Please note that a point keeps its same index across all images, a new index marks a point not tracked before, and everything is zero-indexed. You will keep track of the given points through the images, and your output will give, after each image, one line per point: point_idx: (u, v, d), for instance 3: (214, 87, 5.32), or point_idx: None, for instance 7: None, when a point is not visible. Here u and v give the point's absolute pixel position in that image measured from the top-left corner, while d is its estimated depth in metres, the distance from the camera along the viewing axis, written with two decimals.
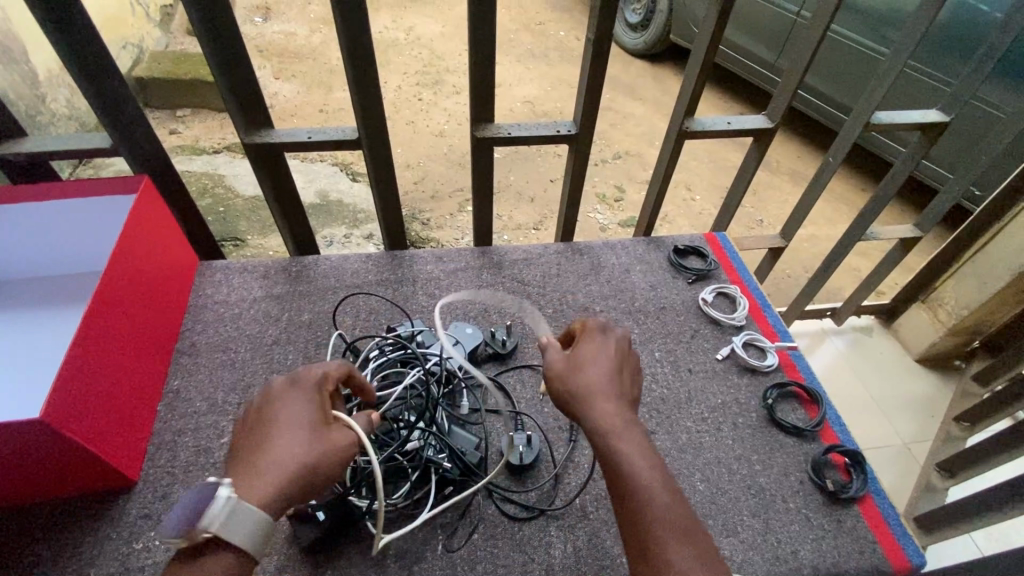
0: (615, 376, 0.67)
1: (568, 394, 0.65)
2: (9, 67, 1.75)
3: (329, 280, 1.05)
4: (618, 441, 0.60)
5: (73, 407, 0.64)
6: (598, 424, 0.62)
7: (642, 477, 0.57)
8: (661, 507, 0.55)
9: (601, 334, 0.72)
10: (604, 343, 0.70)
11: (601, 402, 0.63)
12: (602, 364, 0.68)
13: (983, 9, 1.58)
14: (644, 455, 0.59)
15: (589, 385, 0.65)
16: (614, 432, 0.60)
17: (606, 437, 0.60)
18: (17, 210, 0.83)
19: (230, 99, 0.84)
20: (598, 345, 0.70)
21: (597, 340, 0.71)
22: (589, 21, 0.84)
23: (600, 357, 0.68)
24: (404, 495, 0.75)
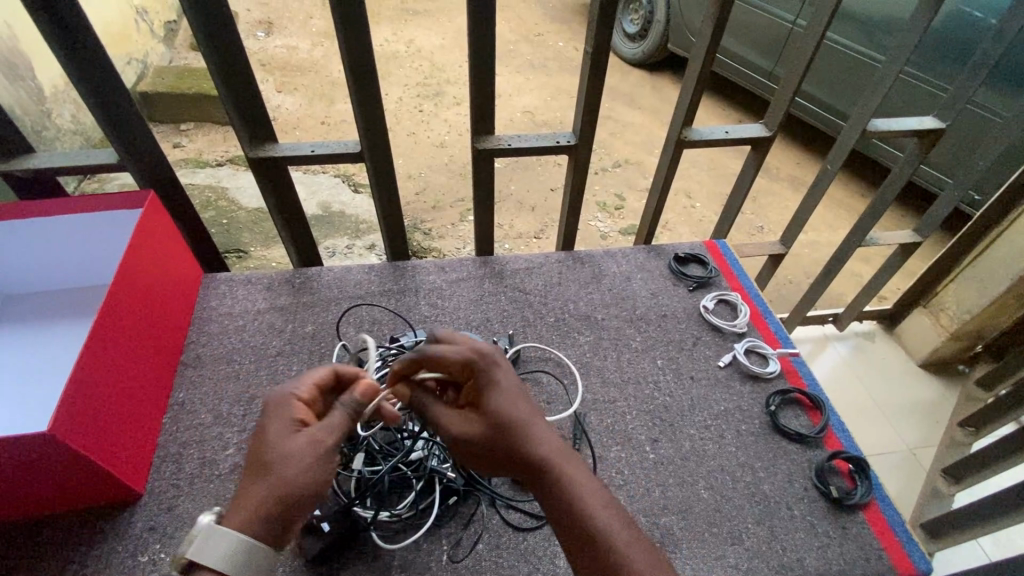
0: (529, 410, 0.66)
1: (493, 443, 0.64)
2: (15, 83, 1.77)
3: (332, 291, 1.05)
4: (567, 477, 0.61)
5: (81, 421, 0.64)
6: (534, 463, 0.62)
7: (595, 510, 0.58)
8: (622, 537, 0.57)
9: (487, 363, 0.68)
10: (495, 377, 0.67)
11: (531, 438, 0.63)
12: (513, 398, 0.66)
13: (978, 16, 1.59)
14: (592, 488, 0.61)
15: (510, 428, 0.64)
16: (560, 468, 0.61)
17: (551, 478, 0.61)
18: (26, 226, 0.84)
19: (235, 114, 0.85)
20: (497, 381, 0.67)
21: (494, 371, 0.68)
22: (587, 34, 0.86)
23: (508, 392, 0.66)
24: (409, 505, 0.76)
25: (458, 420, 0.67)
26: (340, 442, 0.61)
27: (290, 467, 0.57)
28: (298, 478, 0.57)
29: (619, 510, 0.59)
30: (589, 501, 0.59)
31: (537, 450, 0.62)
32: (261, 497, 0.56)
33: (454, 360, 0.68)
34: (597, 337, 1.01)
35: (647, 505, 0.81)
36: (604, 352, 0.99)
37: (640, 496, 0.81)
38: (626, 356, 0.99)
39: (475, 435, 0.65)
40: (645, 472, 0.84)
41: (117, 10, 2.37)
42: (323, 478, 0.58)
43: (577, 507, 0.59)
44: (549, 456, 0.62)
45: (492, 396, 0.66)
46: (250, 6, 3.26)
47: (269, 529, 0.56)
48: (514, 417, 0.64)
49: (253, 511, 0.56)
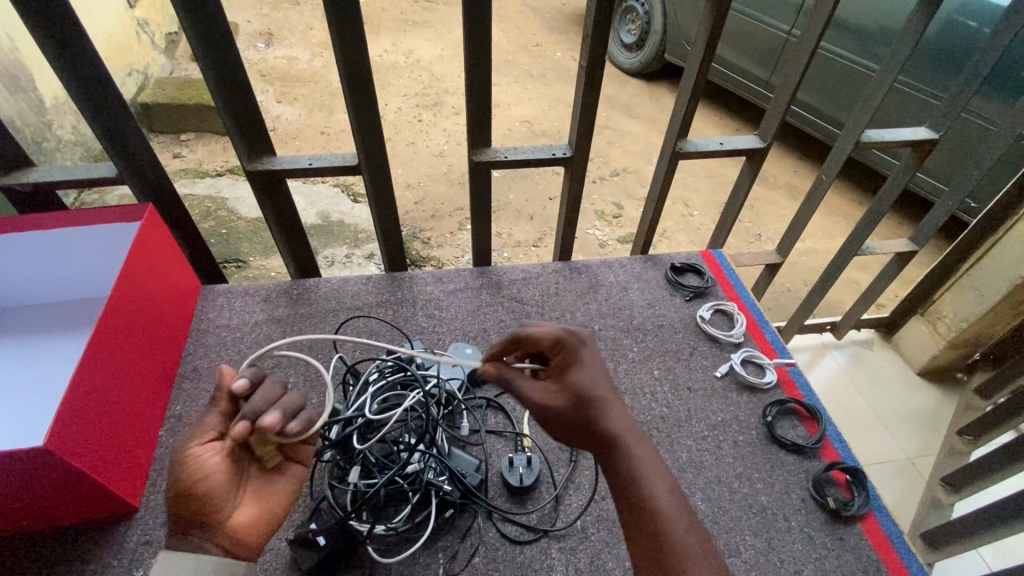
0: (611, 387, 0.65)
1: (572, 414, 0.63)
2: (17, 95, 1.78)
3: (329, 302, 1.06)
4: (642, 451, 0.60)
5: (77, 435, 0.64)
6: (610, 437, 0.61)
7: (658, 491, 0.58)
8: (681, 524, 0.56)
9: (579, 345, 0.69)
10: (584, 355, 0.68)
11: (613, 413, 0.63)
12: (600, 379, 0.66)
13: (971, 26, 1.61)
14: (659, 467, 0.60)
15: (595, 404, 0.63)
16: (635, 443, 0.61)
17: (624, 453, 0.60)
18: (23, 239, 0.85)
19: (233, 128, 0.86)
20: (585, 357, 0.68)
21: (583, 350, 0.69)
22: (582, 48, 0.86)
23: (594, 369, 0.67)
24: (405, 519, 0.75)
25: (541, 386, 0.67)
26: (197, 438, 0.63)
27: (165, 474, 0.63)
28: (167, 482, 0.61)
29: (679, 494, 0.58)
30: (655, 481, 0.58)
31: (616, 424, 0.62)
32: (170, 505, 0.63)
33: (548, 339, 0.70)
34: None
35: None
36: (601, 363, 0.99)
37: None
38: (623, 367, 0.99)
39: (556, 405, 0.64)
40: None
41: (119, 23, 2.39)
42: (184, 476, 0.61)
43: (645, 485, 0.58)
44: (623, 431, 0.61)
45: (578, 372, 0.66)
46: (250, 17, 3.29)
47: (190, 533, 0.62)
48: (598, 394, 0.64)
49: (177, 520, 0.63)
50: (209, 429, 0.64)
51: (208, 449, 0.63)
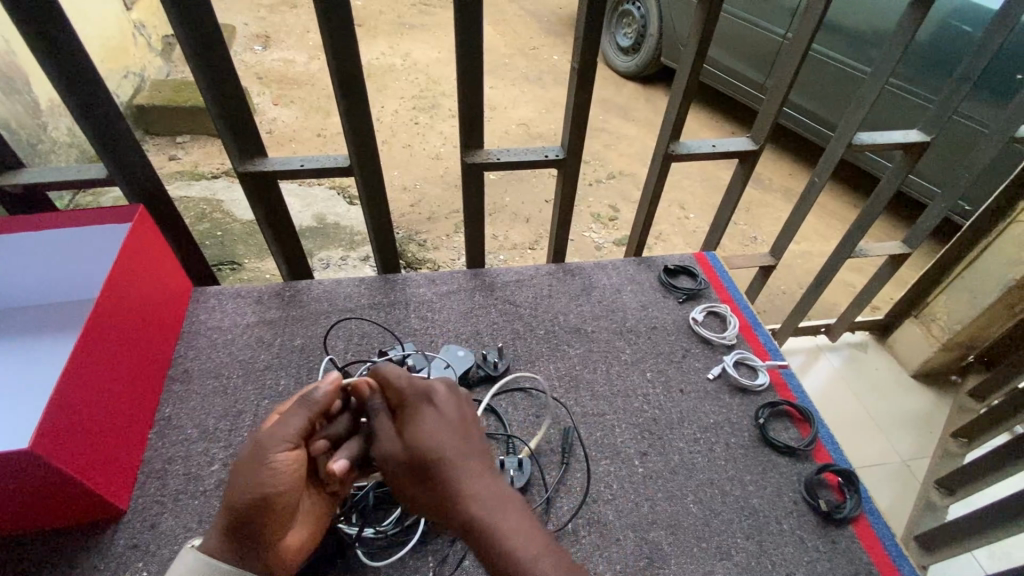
0: (457, 441, 0.63)
1: (421, 477, 0.62)
2: (11, 97, 1.78)
3: (321, 304, 1.05)
4: (491, 511, 0.58)
5: (64, 437, 0.64)
6: (461, 498, 0.59)
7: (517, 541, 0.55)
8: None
9: (413, 398, 0.66)
10: (427, 409, 0.65)
11: (461, 476, 0.60)
12: (437, 431, 0.63)
13: (964, 29, 1.62)
14: (515, 519, 0.57)
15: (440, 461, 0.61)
16: (485, 503, 0.58)
17: (475, 515, 0.58)
18: (13, 241, 0.84)
19: (224, 130, 0.86)
20: (425, 413, 0.65)
21: (427, 405, 0.66)
22: (573, 50, 0.86)
23: (432, 425, 0.64)
24: (394, 521, 0.76)
25: (392, 449, 0.64)
26: (279, 445, 0.61)
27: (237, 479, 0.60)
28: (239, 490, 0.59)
29: (544, 545, 0.56)
30: (517, 539, 0.56)
31: (467, 484, 0.60)
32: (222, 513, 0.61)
33: (397, 387, 0.68)
34: (586, 350, 1.01)
35: (634, 520, 0.80)
36: (594, 365, 0.99)
37: (627, 512, 0.81)
38: (616, 369, 0.99)
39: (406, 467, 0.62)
40: (633, 487, 0.84)
41: (115, 25, 2.39)
42: (264, 483, 0.59)
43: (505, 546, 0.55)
44: (478, 492, 0.59)
45: (422, 430, 0.63)
46: (248, 20, 3.29)
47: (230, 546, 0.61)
48: (439, 452, 0.62)
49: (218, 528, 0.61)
50: (291, 437, 0.62)
51: (290, 459, 0.61)
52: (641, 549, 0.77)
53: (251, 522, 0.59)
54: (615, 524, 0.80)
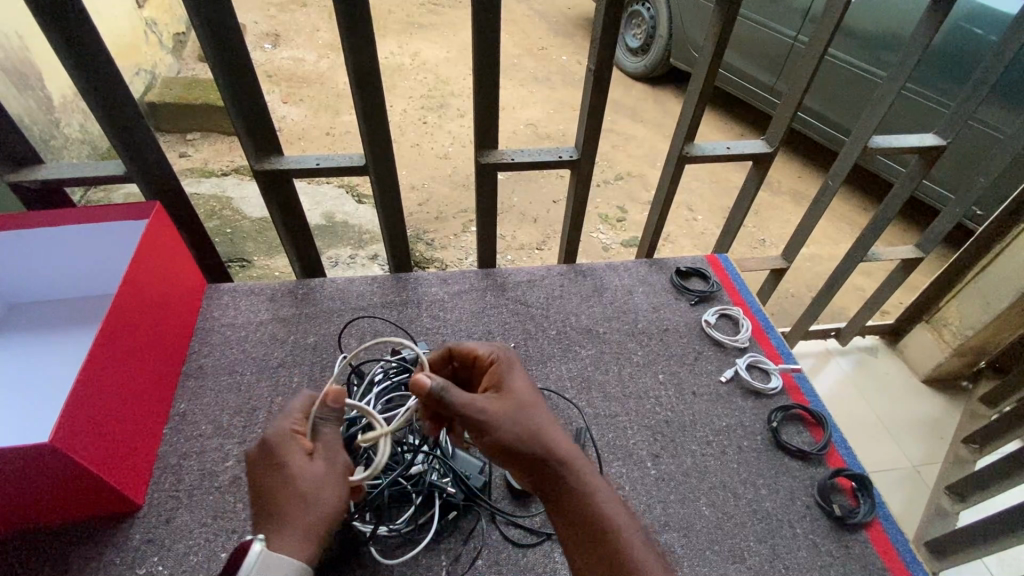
0: (539, 400, 0.70)
1: (518, 421, 0.66)
2: (26, 93, 1.79)
3: (334, 302, 1.06)
4: (573, 465, 0.65)
5: (84, 432, 0.64)
6: (559, 451, 0.65)
7: (601, 491, 0.64)
8: (631, 527, 0.62)
9: (505, 360, 0.73)
10: (515, 368, 0.73)
11: (554, 432, 0.67)
12: (525, 391, 0.70)
13: (977, 32, 1.61)
14: (596, 474, 0.66)
15: (532, 413, 0.67)
16: (570, 457, 0.65)
17: (564, 465, 0.65)
18: (31, 236, 0.85)
19: (241, 127, 0.86)
20: (516, 370, 0.72)
21: (510, 370, 0.72)
22: (590, 51, 0.86)
23: (521, 384, 0.71)
24: (408, 521, 0.76)
25: (499, 403, 0.67)
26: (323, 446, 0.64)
27: (327, 491, 0.60)
28: (335, 497, 0.61)
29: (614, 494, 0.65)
30: (599, 489, 0.64)
31: (556, 440, 0.66)
32: (308, 526, 0.58)
33: (482, 351, 0.74)
34: (598, 351, 1.01)
35: (647, 522, 0.80)
36: (605, 366, 0.99)
37: (640, 514, 0.81)
38: (628, 370, 0.99)
39: (502, 412, 0.66)
40: (645, 489, 0.84)
41: (128, 23, 2.41)
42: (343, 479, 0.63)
43: (595, 500, 0.63)
44: (569, 445, 0.66)
45: (516, 383, 0.70)
46: (258, 18, 3.30)
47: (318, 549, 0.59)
48: (530, 406, 0.68)
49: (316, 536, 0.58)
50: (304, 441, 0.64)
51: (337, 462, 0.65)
52: None
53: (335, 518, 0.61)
54: None
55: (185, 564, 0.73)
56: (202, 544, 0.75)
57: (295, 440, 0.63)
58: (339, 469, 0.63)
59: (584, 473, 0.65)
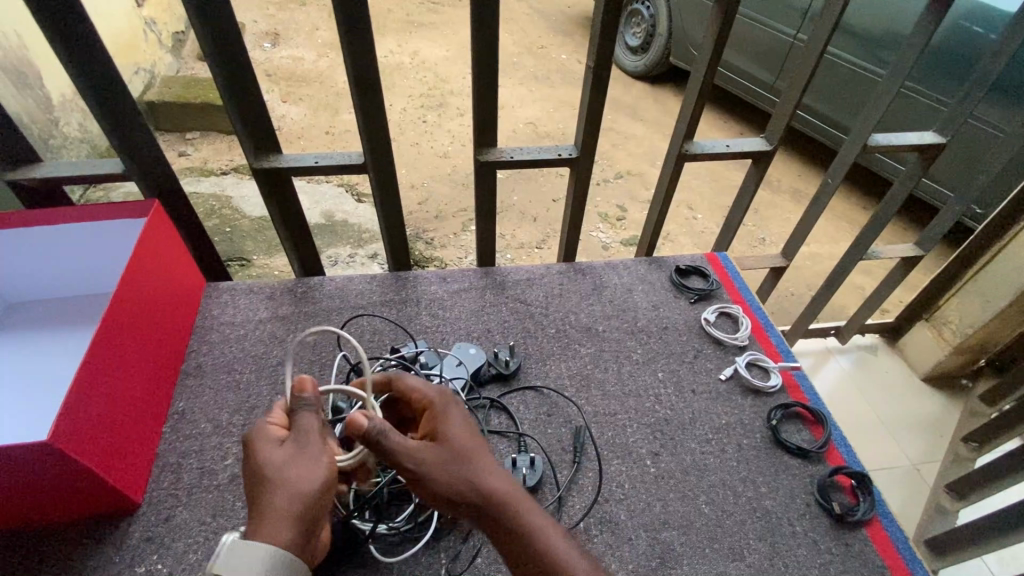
0: (479, 443, 0.68)
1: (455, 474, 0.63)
2: (24, 92, 1.79)
3: (333, 301, 1.05)
4: (517, 510, 0.63)
5: (82, 431, 0.64)
6: (500, 500, 0.63)
7: (548, 535, 0.62)
8: (580, 570, 0.60)
9: (440, 402, 0.70)
10: (451, 409, 0.70)
11: (494, 477, 0.64)
12: (464, 435, 0.67)
13: (977, 31, 1.61)
14: (542, 517, 0.64)
15: (470, 459, 0.65)
16: (512, 502, 0.63)
17: (507, 510, 0.63)
18: (29, 234, 0.84)
19: (240, 126, 0.86)
20: (453, 412, 0.69)
21: (448, 411, 0.69)
22: (589, 48, 0.86)
23: (457, 427, 0.68)
24: (407, 518, 0.76)
25: (433, 457, 0.64)
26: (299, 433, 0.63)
27: (297, 472, 0.59)
28: (307, 476, 0.59)
29: (565, 534, 0.64)
30: (546, 530, 0.63)
31: (496, 487, 0.64)
32: (279, 508, 0.57)
33: (418, 396, 0.70)
34: (597, 349, 1.01)
35: (646, 520, 0.80)
36: (605, 364, 0.99)
37: (639, 512, 0.81)
38: (627, 368, 0.99)
39: (435, 468, 0.63)
40: (644, 487, 0.84)
41: (126, 21, 2.40)
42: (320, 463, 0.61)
43: (539, 544, 0.61)
44: (511, 489, 0.64)
45: (452, 430, 0.67)
46: (257, 17, 3.30)
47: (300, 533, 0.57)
48: (468, 451, 0.66)
49: (287, 521, 0.56)
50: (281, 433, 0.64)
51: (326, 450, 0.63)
52: (652, 549, 0.77)
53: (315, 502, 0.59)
54: (626, 523, 0.80)
55: (184, 563, 0.73)
56: (202, 542, 0.75)
57: (271, 432, 0.63)
58: (310, 450, 0.61)
59: (531, 518, 0.63)
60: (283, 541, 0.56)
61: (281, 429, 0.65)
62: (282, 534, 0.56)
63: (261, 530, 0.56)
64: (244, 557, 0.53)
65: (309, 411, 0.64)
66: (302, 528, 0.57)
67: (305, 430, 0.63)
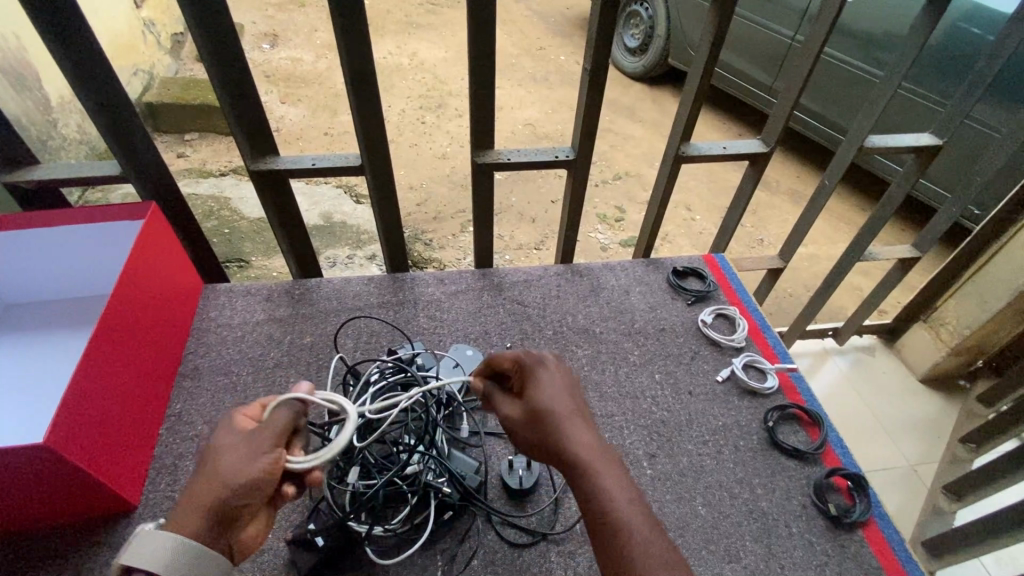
0: (568, 402, 0.65)
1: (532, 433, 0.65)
2: (23, 94, 1.79)
3: (331, 302, 1.06)
4: (591, 471, 0.59)
5: (79, 433, 0.64)
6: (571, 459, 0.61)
7: (612, 492, 0.58)
8: (647, 543, 0.54)
9: (533, 363, 0.70)
10: (541, 365, 0.69)
11: (572, 430, 0.62)
12: (552, 392, 0.66)
13: (975, 32, 1.61)
14: (617, 476, 0.59)
15: (553, 415, 0.64)
16: (587, 461, 0.60)
17: (580, 470, 0.60)
18: (26, 236, 0.84)
19: (237, 128, 0.86)
20: (540, 369, 0.69)
21: (540, 370, 0.69)
22: (586, 51, 0.86)
23: (548, 385, 0.67)
24: (403, 520, 0.75)
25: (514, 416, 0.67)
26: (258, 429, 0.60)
27: (228, 463, 0.57)
28: (234, 470, 0.56)
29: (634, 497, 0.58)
30: (615, 495, 0.57)
31: (574, 444, 0.61)
32: (199, 496, 0.55)
33: (509, 361, 0.73)
34: (595, 351, 1.01)
35: None
36: (602, 366, 0.99)
37: None
38: (624, 370, 0.99)
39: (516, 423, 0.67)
40: (641, 489, 0.84)
41: (125, 23, 2.40)
42: (256, 462, 0.57)
43: (606, 504, 0.57)
44: (583, 448, 0.61)
45: (535, 386, 0.67)
46: (256, 18, 3.30)
47: (208, 530, 0.54)
48: (551, 407, 0.64)
49: (196, 513, 0.54)
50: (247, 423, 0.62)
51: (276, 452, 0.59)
52: None
53: (233, 500, 0.55)
54: None
55: None
56: None
57: (238, 419, 0.62)
58: (258, 444, 0.58)
59: (602, 479, 0.58)
60: (184, 533, 0.53)
61: (251, 419, 0.63)
62: (188, 526, 0.54)
63: (176, 518, 0.55)
64: (139, 544, 0.52)
65: (284, 410, 0.61)
66: (211, 524, 0.54)
67: (266, 426, 0.60)
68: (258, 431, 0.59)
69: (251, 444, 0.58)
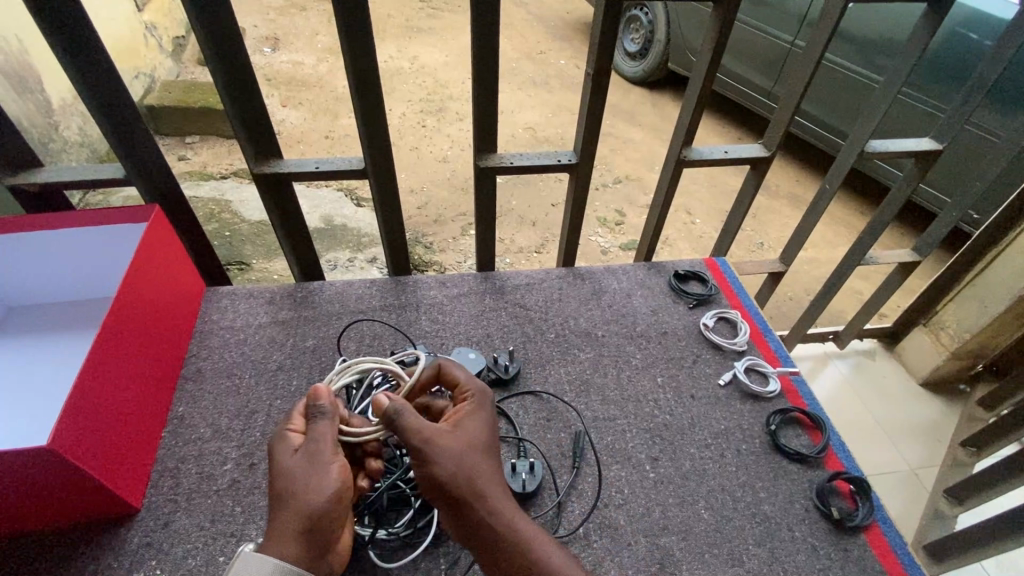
0: (491, 449, 0.70)
1: (461, 467, 0.65)
2: (25, 96, 1.79)
3: (334, 305, 1.06)
4: (506, 517, 0.64)
5: (81, 435, 0.64)
6: (494, 507, 0.64)
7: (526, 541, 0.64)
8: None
9: (473, 402, 0.73)
10: (483, 412, 0.73)
11: (492, 476, 0.67)
12: (480, 434, 0.70)
13: (973, 37, 1.62)
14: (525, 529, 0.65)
15: (476, 460, 0.67)
16: (504, 509, 0.65)
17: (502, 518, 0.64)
18: (30, 238, 0.84)
19: (242, 134, 0.86)
20: (476, 414, 0.72)
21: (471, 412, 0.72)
22: (588, 56, 0.87)
23: (477, 427, 0.70)
24: (407, 523, 0.76)
25: (447, 447, 0.65)
26: (314, 444, 0.64)
27: (304, 484, 0.61)
28: (317, 488, 0.61)
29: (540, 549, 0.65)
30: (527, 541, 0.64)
31: (495, 490, 0.66)
32: (289, 518, 0.60)
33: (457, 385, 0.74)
34: (597, 355, 1.01)
35: (646, 526, 0.80)
36: (604, 370, 0.99)
37: (638, 517, 0.81)
38: (627, 374, 0.99)
39: (450, 449, 0.65)
40: (644, 492, 0.84)
41: (127, 26, 2.41)
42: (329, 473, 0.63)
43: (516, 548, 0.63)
44: (507, 503, 0.66)
45: (474, 427, 0.70)
46: (258, 22, 3.31)
47: (311, 541, 0.60)
48: (482, 449, 0.68)
49: (290, 534, 0.59)
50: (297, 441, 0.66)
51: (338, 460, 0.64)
52: (652, 554, 0.77)
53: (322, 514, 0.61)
54: (626, 529, 0.80)
55: (183, 568, 0.73)
56: (200, 547, 0.75)
57: (286, 441, 0.66)
58: (322, 458, 0.64)
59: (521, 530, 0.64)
60: (289, 556, 0.58)
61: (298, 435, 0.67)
62: (289, 545, 0.59)
63: (272, 541, 0.59)
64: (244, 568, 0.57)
65: (324, 418, 0.66)
66: (313, 537, 0.60)
67: (321, 437, 0.65)
68: (313, 444, 0.64)
69: (317, 460, 0.63)
